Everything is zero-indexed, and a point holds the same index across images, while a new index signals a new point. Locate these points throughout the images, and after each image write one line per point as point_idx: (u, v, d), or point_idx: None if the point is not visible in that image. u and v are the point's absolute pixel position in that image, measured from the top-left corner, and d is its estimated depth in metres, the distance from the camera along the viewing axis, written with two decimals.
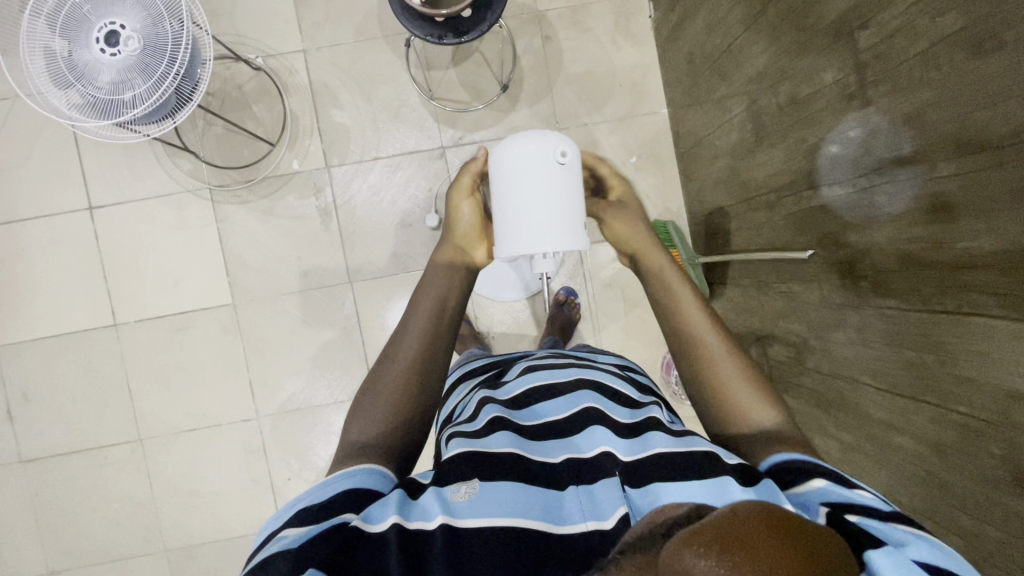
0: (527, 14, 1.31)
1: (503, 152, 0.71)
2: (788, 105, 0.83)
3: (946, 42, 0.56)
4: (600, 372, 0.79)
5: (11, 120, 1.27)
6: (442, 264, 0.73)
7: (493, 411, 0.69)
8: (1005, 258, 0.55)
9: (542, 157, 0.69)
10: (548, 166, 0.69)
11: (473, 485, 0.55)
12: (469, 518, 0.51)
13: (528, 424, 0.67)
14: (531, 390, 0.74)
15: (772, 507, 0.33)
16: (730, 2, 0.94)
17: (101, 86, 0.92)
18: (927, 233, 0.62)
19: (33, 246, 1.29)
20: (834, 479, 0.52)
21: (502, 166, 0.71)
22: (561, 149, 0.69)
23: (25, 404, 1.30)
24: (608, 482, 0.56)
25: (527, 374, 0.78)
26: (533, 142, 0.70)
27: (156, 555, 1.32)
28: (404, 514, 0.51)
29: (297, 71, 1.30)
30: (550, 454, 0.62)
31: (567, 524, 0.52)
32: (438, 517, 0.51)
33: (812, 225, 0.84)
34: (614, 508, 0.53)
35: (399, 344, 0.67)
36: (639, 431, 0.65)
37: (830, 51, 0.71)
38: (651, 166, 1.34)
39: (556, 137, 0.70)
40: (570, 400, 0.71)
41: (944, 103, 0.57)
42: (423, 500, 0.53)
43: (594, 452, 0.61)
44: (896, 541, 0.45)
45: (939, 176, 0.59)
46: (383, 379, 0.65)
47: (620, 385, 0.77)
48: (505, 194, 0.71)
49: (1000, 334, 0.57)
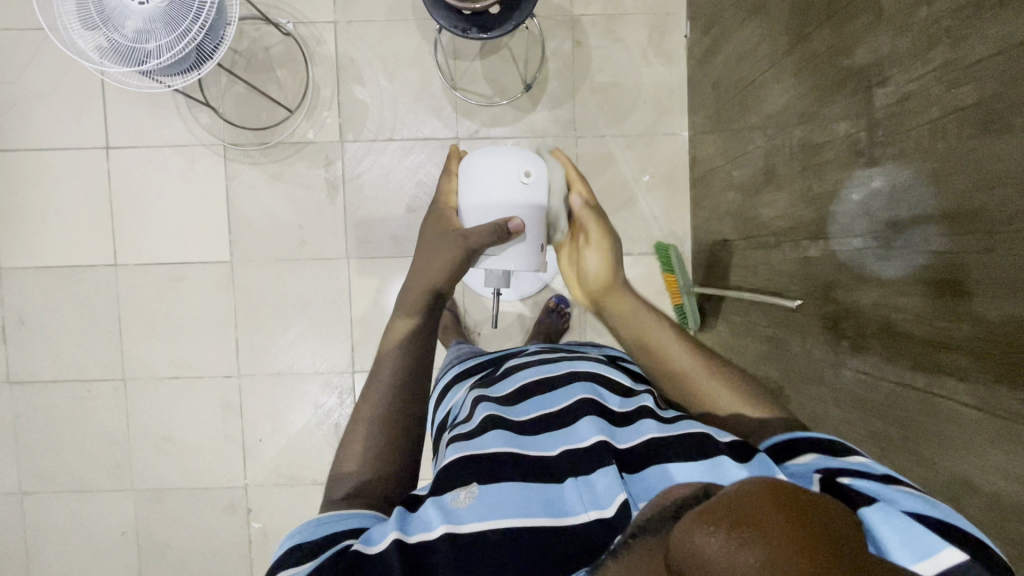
0: (562, 16, 1.29)
1: (467, 164, 0.70)
2: (800, 150, 0.81)
3: (956, 115, 0.54)
4: (586, 362, 0.79)
5: (43, 51, 1.30)
6: (429, 266, 0.67)
7: (487, 409, 0.69)
8: (980, 345, 0.53)
9: (508, 173, 0.68)
10: (511, 184, 0.69)
11: (472, 489, 0.55)
12: (474, 523, 0.51)
13: (522, 419, 0.67)
14: (525, 386, 0.74)
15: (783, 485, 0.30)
16: (762, 34, 0.92)
17: (126, 33, 0.92)
18: (913, 306, 0.61)
19: (49, 177, 1.32)
20: (826, 450, 0.55)
21: (473, 176, 0.70)
22: (525, 170, 0.69)
23: (20, 326, 1.34)
24: (607, 469, 0.58)
25: (520, 371, 0.78)
26: (500, 157, 0.69)
27: (124, 493, 1.36)
28: (404, 529, 0.50)
29: (325, 42, 1.30)
30: (547, 448, 0.62)
31: (570, 517, 0.54)
32: (441, 526, 0.51)
33: (806, 275, 0.82)
34: (613, 495, 0.55)
35: (389, 340, 0.65)
36: (630, 419, 0.67)
37: (846, 103, 0.69)
38: (663, 186, 1.32)
39: (522, 155, 0.69)
40: (565, 394, 0.70)
41: (947, 177, 0.55)
42: (422, 511, 0.52)
43: (592, 441, 0.62)
44: (886, 497, 0.47)
45: (934, 249, 0.57)
46: (375, 381, 0.62)
47: (608, 370, 0.77)
48: (474, 204, 0.70)
49: (965, 422, 0.56)
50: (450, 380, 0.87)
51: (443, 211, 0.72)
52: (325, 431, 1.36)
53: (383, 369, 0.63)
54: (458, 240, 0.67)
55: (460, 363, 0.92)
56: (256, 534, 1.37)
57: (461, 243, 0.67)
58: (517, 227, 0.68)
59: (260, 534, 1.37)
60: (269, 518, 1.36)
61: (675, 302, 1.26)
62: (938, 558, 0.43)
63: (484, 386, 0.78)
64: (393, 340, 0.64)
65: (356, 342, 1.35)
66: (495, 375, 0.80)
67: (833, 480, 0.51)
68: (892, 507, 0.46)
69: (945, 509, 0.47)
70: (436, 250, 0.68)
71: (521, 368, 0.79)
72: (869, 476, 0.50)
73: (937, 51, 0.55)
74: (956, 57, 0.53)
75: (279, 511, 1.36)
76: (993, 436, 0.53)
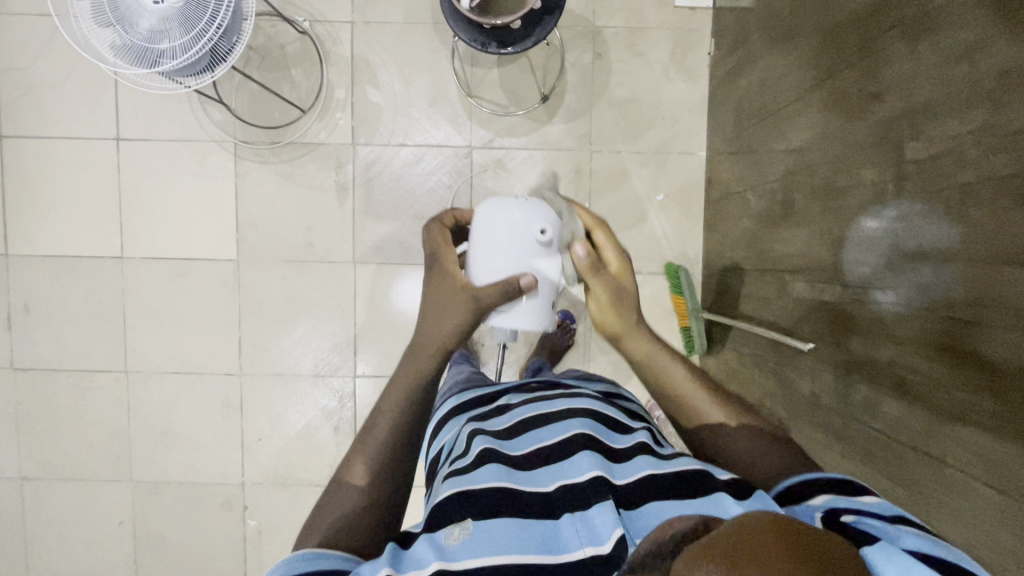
0: (583, 27, 1.26)
1: (481, 216, 0.72)
2: (822, 190, 0.79)
3: (991, 183, 0.52)
4: (587, 398, 0.78)
5: (55, 38, 1.28)
6: (439, 324, 0.63)
7: (483, 443, 0.67)
8: (999, 421, 0.52)
9: (525, 230, 0.70)
10: (528, 240, 0.70)
11: (467, 527, 0.54)
12: (468, 559, 0.51)
13: (518, 453, 0.66)
14: (522, 422, 0.73)
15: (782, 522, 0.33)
16: (790, 64, 0.89)
17: (139, 32, 0.91)
18: (931, 371, 0.59)
19: (58, 165, 1.31)
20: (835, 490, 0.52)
21: (489, 228, 0.71)
22: (542, 227, 0.69)
23: (24, 313, 1.34)
24: (604, 504, 0.56)
25: (518, 408, 0.77)
26: (520, 212, 0.70)
27: (122, 483, 1.37)
28: (397, 567, 0.49)
29: (341, 42, 1.28)
30: (540, 483, 0.61)
31: (566, 553, 0.53)
32: (435, 563, 0.50)
33: (821, 319, 0.80)
34: (610, 531, 0.53)
35: (392, 390, 0.63)
36: (628, 456, 0.65)
37: (875, 152, 0.67)
38: (677, 207, 1.30)
39: (540, 212, 0.70)
40: (561, 429, 0.69)
41: (979, 246, 0.53)
42: (415, 549, 0.52)
43: (588, 477, 0.60)
44: (887, 534, 0.45)
45: (956, 315, 0.56)
46: (374, 431, 0.61)
47: (608, 408, 0.76)
48: (490, 255, 0.71)
49: (978, 498, 0.55)
50: (448, 412, 0.85)
51: (444, 260, 0.67)
52: (324, 433, 1.36)
53: (382, 422, 0.61)
54: (467, 302, 0.63)
55: (458, 392, 0.90)
56: (251, 531, 1.37)
57: (471, 304, 0.63)
58: (530, 282, 0.69)
59: (256, 532, 1.37)
60: (264, 516, 1.37)
61: (683, 324, 1.24)
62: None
63: (481, 420, 0.76)
64: (395, 395, 0.62)
65: (358, 346, 1.35)
66: (492, 411, 0.79)
67: (833, 517, 0.48)
68: (891, 543, 0.43)
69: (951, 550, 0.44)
70: (444, 310, 0.63)
71: (519, 403, 0.78)
72: (874, 514, 0.48)
73: (976, 111, 0.54)
74: (997, 122, 0.52)
75: (275, 510, 1.37)
76: (1006, 517, 0.52)
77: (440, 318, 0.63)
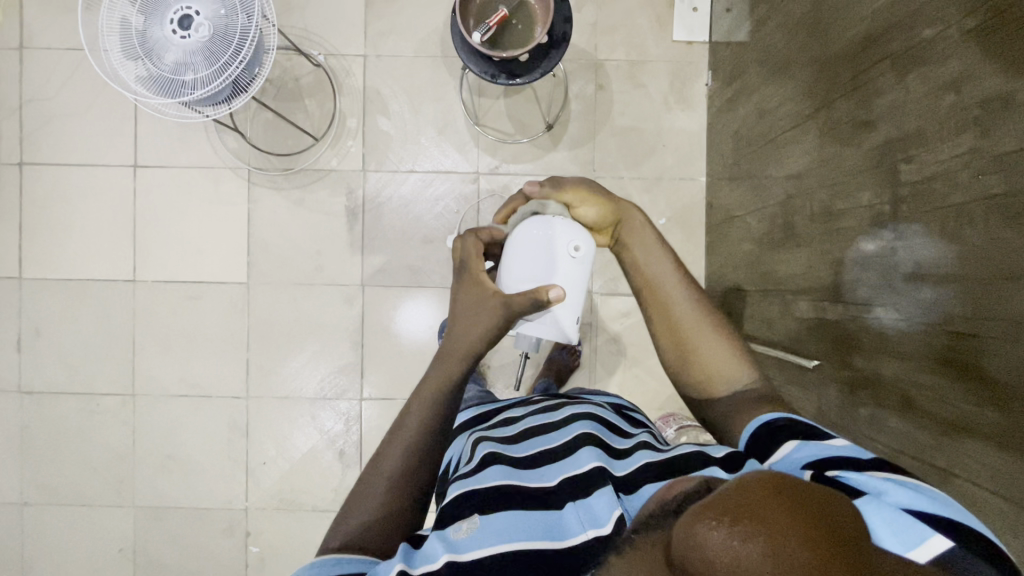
0: (586, 60, 1.32)
1: (515, 232, 0.72)
2: (821, 213, 0.82)
3: (981, 203, 0.55)
4: (591, 405, 0.79)
5: (79, 71, 1.33)
6: (469, 326, 0.65)
7: (487, 448, 0.70)
8: (1001, 432, 0.53)
9: (557, 247, 0.70)
10: (560, 256, 0.71)
11: (473, 521, 0.57)
12: (475, 550, 0.54)
13: (522, 454, 0.68)
14: (527, 428, 0.75)
15: (790, 492, 0.34)
16: (786, 93, 0.93)
17: (165, 65, 0.95)
18: (934, 383, 0.61)
19: (75, 192, 1.35)
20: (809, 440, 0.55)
21: (522, 242, 0.71)
22: (576, 244, 0.70)
23: (35, 337, 1.35)
24: (603, 489, 0.58)
25: (524, 419, 0.79)
26: (554, 228, 0.71)
27: (124, 509, 1.35)
28: (408, 562, 0.53)
29: (354, 74, 1.33)
30: (542, 478, 0.63)
31: (568, 538, 0.55)
32: (443, 556, 0.53)
33: (823, 336, 0.82)
34: (609, 510, 0.55)
35: (419, 396, 0.63)
36: (629, 453, 0.67)
37: (870, 175, 0.71)
38: (678, 230, 1.33)
39: (573, 230, 0.71)
40: (564, 429, 0.71)
41: (971, 261, 0.56)
42: (426, 546, 0.55)
43: (589, 467, 0.62)
44: (875, 491, 0.46)
45: (953, 328, 0.58)
46: (398, 436, 0.62)
47: (612, 416, 0.78)
48: (520, 268, 0.71)
49: (987, 508, 0.56)
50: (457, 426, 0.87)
51: (476, 270, 0.68)
52: (329, 458, 1.36)
53: (407, 428, 0.62)
54: (498, 308, 0.64)
55: (474, 405, 0.92)
56: (253, 559, 1.35)
57: (503, 310, 0.64)
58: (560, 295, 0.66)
59: (257, 560, 1.35)
60: (267, 543, 1.35)
61: None
62: (927, 546, 0.41)
63: (486, 430, 0.78)
64: (422, 398, 0.63)
65: (365, 368, 1.36)
66: (498, 422, 0.81)
67: (821, 473, 0.50)
68: (878, 498, 0.45)
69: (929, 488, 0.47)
70: (474, 316, 0.65)
71: (525, 415, 0.80)
72: (855, 467, 0.50)
73: (965, 136, 0.57)
74: (984, 146, 0.55)
75: (278, 536, 1.35)
76: (1017, 527, 0.53)
77: (472, 326, 0.65)
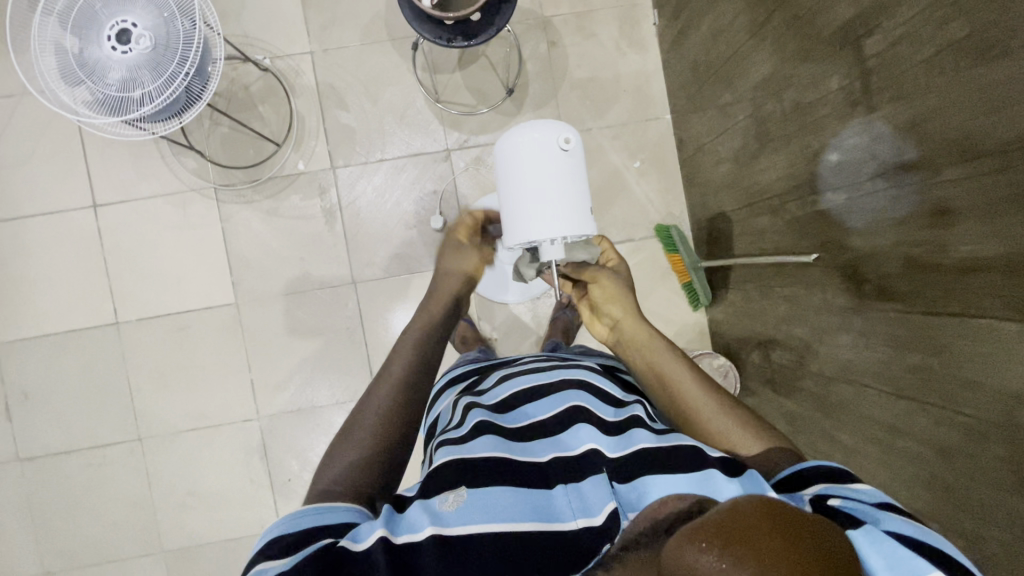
0: (533, 20, 1.32)
1: (506, 146, 0.74)
2: (792, 111, 0.84)
3: (950, 49, 0.58)
4: (585, 369, 0.78)
5: (16, 116, 1.27)
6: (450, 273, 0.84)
7: (478, 415, 0.69)
8: (1006, 261, 0.56)
9: (546, 145, 0.72)
10: (549, 153, 0.73)
11: (461, 494, 0.56)
12: (461, 527, 0.53)
13: (514, 427, 0.68)
14: (517, 393, 0.74)
15: (775, 507, 0.36)
16: (736, 7, 0.95)
17: (111, 83, 0.92)
18: (930, 237, 0.64)
19: (35, 244, 1.29)
20: (832, 481, 0.54)
21: (514, 155, 0.74)
22: (564, 137, 0.72)
23: (24, 401, 1.30)
24: (597, 478, 0.58)
25: (515, 378, 0.78)
26: (537, 131, 0.73)
27: (154, 555, 1.31)
28: (391, 530, 0.52)
29: (304, 73, 1.31)
30: (535, 454, 0.63)
31: (560, 522, 0.55)
32: (428, 528, 0.52)
33: (816, 229, 0.85)
34: (602, 503, 0.55)
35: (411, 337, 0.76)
36: (624, 429, 0.65)
37: (834, 59, 0.73)
38: (653, 171, 1.35)
39: (558, 124, 0.73)
40: (557, 398, 0.70)
41: (950, 104, 0.59)
42: (410, 514, 0.54)
43: (584, 448, 0.62)
44: (871, 518, 0.49)
45: (940, 180, 0.61)
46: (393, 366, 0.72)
47: (607, 383, 0.76)
48: (518, 181, 0.74)
49: (1008, 336, 0.58)
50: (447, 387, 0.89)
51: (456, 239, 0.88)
52: None
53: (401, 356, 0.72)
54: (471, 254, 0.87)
55: (465, 364, 0.95)
56: None
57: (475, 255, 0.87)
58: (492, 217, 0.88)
59: None
60: None
61: (685, 280, 1.29)
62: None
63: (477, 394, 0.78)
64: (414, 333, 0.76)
65: (373, 365, 1.33)
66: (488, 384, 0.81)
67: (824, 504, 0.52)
68: (877, 528, 0.47)
69: (920, 528, 0.49)
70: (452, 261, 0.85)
71: (515, 375, 0.79)
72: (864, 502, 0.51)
73: None
74: None
75: None
76: None
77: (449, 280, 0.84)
